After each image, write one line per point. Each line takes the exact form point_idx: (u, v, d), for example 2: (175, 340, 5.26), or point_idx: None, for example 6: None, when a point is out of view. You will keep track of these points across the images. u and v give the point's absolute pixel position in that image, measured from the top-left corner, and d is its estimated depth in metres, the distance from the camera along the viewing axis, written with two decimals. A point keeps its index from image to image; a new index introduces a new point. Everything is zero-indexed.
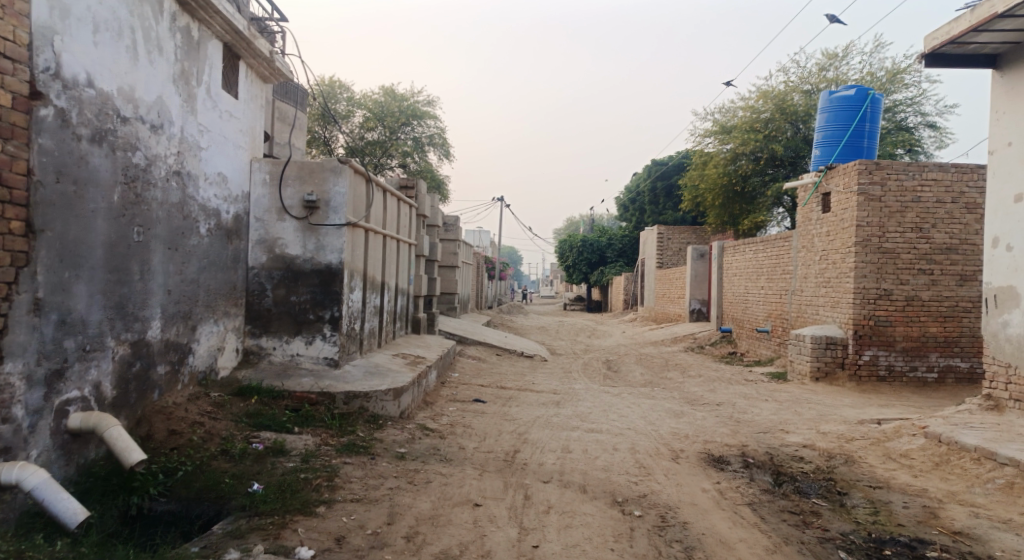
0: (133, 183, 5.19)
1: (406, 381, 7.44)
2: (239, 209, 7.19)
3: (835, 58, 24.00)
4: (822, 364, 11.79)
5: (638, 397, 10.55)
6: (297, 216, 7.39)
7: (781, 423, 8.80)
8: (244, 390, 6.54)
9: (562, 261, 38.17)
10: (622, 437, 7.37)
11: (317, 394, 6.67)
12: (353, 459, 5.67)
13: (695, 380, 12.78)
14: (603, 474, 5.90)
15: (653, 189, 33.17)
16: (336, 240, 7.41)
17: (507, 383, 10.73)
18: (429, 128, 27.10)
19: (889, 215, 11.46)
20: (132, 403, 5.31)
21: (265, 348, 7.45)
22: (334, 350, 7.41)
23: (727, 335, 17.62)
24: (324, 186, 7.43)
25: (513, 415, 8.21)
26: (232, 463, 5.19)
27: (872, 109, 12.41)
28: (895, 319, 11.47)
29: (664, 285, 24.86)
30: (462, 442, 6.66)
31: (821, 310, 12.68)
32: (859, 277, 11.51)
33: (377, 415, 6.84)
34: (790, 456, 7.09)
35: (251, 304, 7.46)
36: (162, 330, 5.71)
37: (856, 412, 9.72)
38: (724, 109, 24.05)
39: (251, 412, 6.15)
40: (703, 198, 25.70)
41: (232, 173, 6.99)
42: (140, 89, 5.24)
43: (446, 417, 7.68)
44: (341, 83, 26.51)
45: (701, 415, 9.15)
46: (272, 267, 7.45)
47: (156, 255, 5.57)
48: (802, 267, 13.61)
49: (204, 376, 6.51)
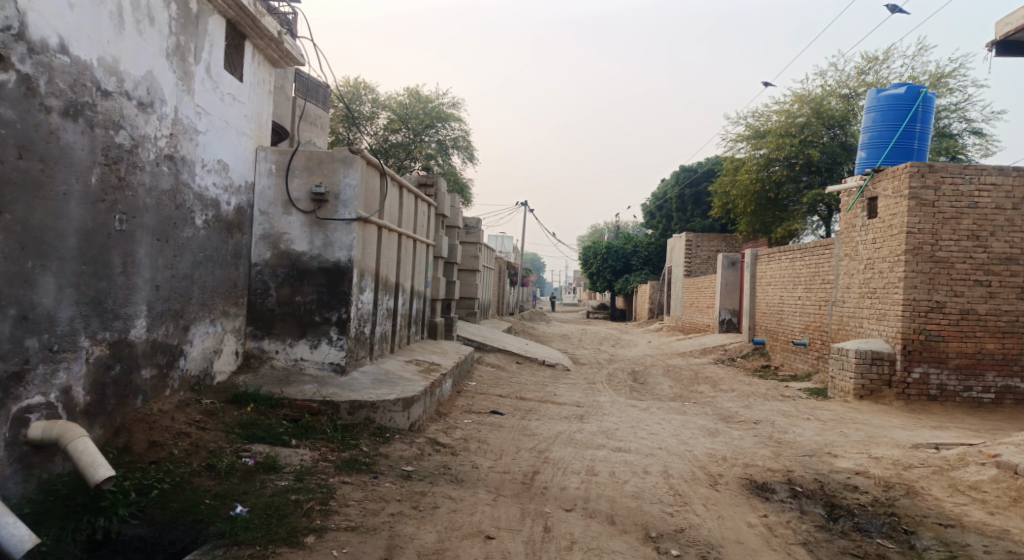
0: (116, 165, 4.66)
1: (417, 390, 6.85)
2: (242, 201, 6.65)
3: (875, 61, 23.11)
4: (866, 380, 10.94)
5: (668, 411, 9.84)
6: (304, 209, 6.85)
7: (826, 445, 8.05)
8: (239, 397, 5.97)
9: (586, 268, 37.42)
10: (653, 459, 6.68)
11: (319, 403, 6.10)
12: (353, 479, 5.06)
13: (728, 395, 12.00)
14: (634, 502, 5.22)
15: (681, 196, 32.38)
16: (345, 236, 6.86)
17: (527, 394, 10.09)
18: (453, 131, 26.60)
19: (943, 222, 10.62)
20: (111, 410, 4.76)
21: (267, 352, 6.89)
22: (340, 355, 6.84)
23: (759, 347, 16.80)
24: (333, 177, 6.88)
25: (532, 429, 7.56)
26: (216, 481, 4.62)
27: (924, 108, 11.58)
28: (948, 334, 10.62)
29: (692, 294, 24.04)
30: (476, 461, 6.02)
31: (865, 323, 11.85)
32: (909, 288, 10.68)
33: (384, 427, 6.25)
34: (842, 484, 6.35)
35: (253, 304, 6.90)
36: (148, 329, 5.17)
37: (907, 435, 8.91)
38: (758, 114, 23.29)
39: (244, 421, 5.58)
40: (733, 205, 24.86)
41: (234, 162, 6.45)
42: (126, 62, 4.73)
43: (459, 431, 7.05)
44: (366, 85, 26.15)
45: (738, 434, 8.42)
46: (276, 264, 6.90)
47: (142, 247, 5.03)
48: (844, 276, 12.79)
49: (197, 381, 5.96)
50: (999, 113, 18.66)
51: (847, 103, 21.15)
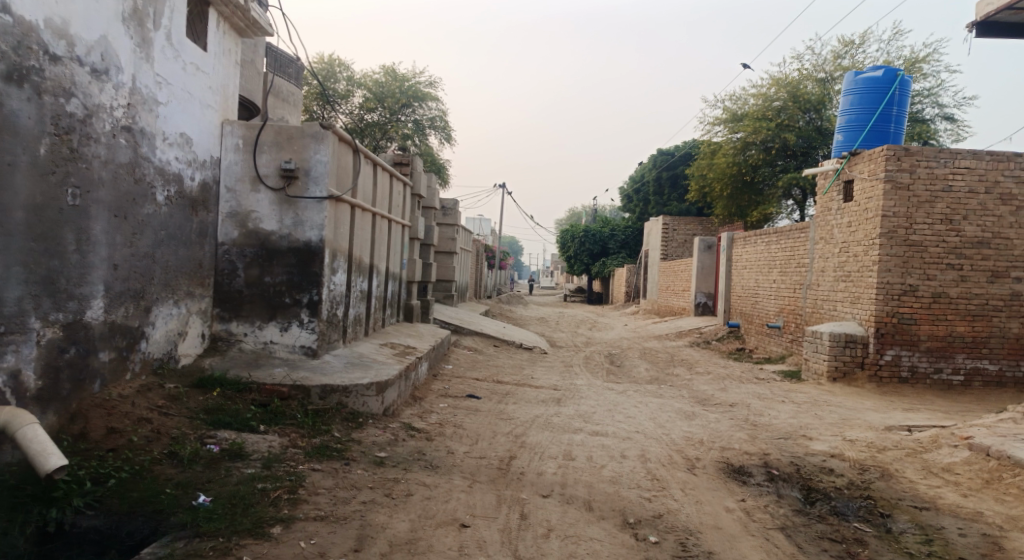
0: (67, 135, 4.54)
1: (391, 374, 6.69)
2: (207, 177, 6.41)
3: (851, 46, 23.17)
4: (840, 363, 11.00)
5: (645, 395, 9.79)
6: (273, 186, 6.63)
7: (802, 428, 8.05)
8: (205, 381, 5.77)
9: (563, 251, 37.32)
10: (631, 443, 6.61)
11: (289, 387, 5.91)
12: (323, 465, 4.91)
13: (704, 378, 12.01)
14: (611, 487, 5.14)
15: (658, 179, 32.36)
16: (316, 215, 6.64)
17: (504, 377, 9.97)
18: (430, 110, 26.22)
19: (917, 205, 10.66)
20: (65, 395, 4.58)
21: (235, 334, 6.67)
22: (311, 338, 6.65)
23: (734, 330, 16.86)
24: (304, 153, 6.66)
25: (509, 413, 7.45)
26: (179, 469, 4.45)
27: (901, 92, 11.59)
28: (920, 317, 10.70)
29: (668, 277, 24.08)
30: (452, 446, 5.89)
31: (840, 306, 11.91)
32: (883, 271, 10.73)
33: (356, 412, 6.09)
34: (818, 467, 6.33)
35: (220, 285, 6.67)
36: (105, 311, 4.96)
37: (881, 417, 8.97)
38: (735, 97, 23.26)
39: (210, 407, 5.39)
40: (710, 188, 24.89)
41: (199, 136, 6.20)
42: (77, 27, 4.58)
43: (435, 415, 6.91)
44: (341, 62, 25.64)
45: (715, 417, 8.40)
46: (244, 244, 6.68)
47: (98, 224, 4.84)
48: (820, 260, 12.83)
49: (160, 364, 5.74)
50: (970, 98, 18.80)
51: (823, 87, 21.19)
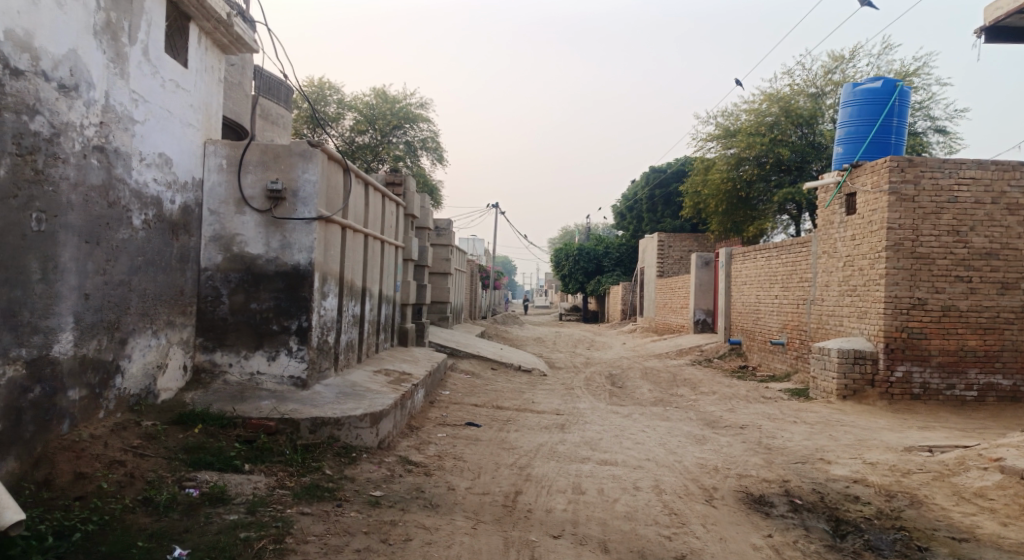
0: (32, 155, 4.21)
1: (386, 403, 6.30)
2: (189, 200, 6.05)
3: (842, 60, 23.13)
4: (849, 380, 10.63)
5: (650, 418, 9.40)
6: (259, 208, 6.28)
7: (817, 450, 7.68)
8: (186, 417, 5.36)
9: (558, 270, 36.99)
10: (642, 472, 6.22)
11: (277, 420, 5.51)
12: (313, 508, 4.51)
13: (710, 398, 11.62)
14: (626, 524, 4.76)
15: (651, 197, 32.16)
16: (305, 237, 6.29)
17: (503, 402, 9.58)
18: (422, 132, 26.02)
19: (923, 217, 10.38)
20: (28, 437, 4.22)
21: (219, 365, 6.28)
22: (301, 367, 6.26)
23: (736, 348, 16.52)
24: (291, 173, 6.32)
25: (511, 442, 7.05)
26: (153, 518, 4.06)
27: (901, 103, 11.35)
28: (930, 331, 10.38)
29: (665, 295, 23.75)
30: (452, 481, 5.49)
31: (846, 321, 11.58)
32: (890, 285, 10.42)
33: (349, 446, 5.69)
34: (842, 495, 5.95)
35: (204, 312, 6.29)
36: (75, 344, 4.59)
37: (897, 437, 8.60)
38: (727, 113, 23.14)
39: (190, 445, 4.98)
40: (705, 204, 24.68)
41: (180, 156, 5.85)
42: (43, 39, 4.24)
43: (433, 447, 6.51)
44: (331, 85, 25.47)
45: (726, 441, 8.02)
46: (229, 269, 6.31)
47: (67, 250, 4.49)
48: (823, 274, 12.53)
49: (137, 400, 5.35)
50: (963, 110, 18.70)
51: (815, 101, 21.09)
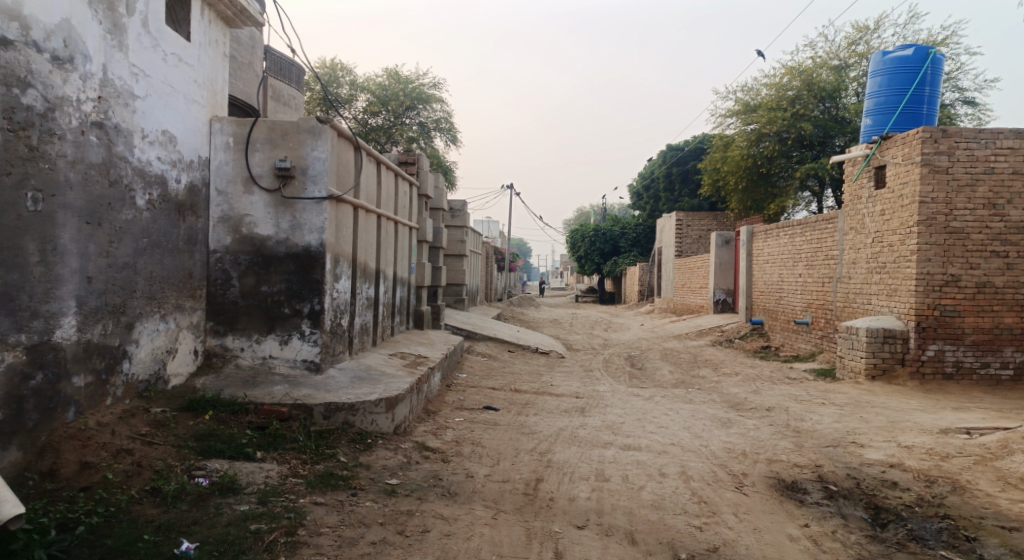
0: (25, 131, 4.01)
1: (402, 388, 6.10)
2: (195, 179, 5.83)
3: (866, 31, 22.46)
4: (878, 360, 10.30)
5: (673, 400, 9.14)
6: (267, 187, 6.06)
7: (849, 433, 7.40)
8: (196, 404, 5.17)
9: (574, 251, 36.63)
10: (668, 457, 5.98)
11: (290, 406, 5.31)
12: (327, 498, 4.32)
13: (733, 379, 11.33)
14: (654, 514, 4.54)
15: (668, 175, 31.67)
16: (315, 217, 6.07)
17: (522, 385, 9.37)
18: (436, 112, 25.72)
19: (957, 190, 9.97)
20: (31, 427, 4.05)
21: (231, 350, 6.10)
22: (314, 351, 6.08)
23: (757, 327, 16.19)
24: (300, 150, 6.09)
25: (531, 427, 6.83)
26: (161, 509, 3.88)
27: (933, 71, 10.87)
28: (964, 309, 10.01)
29: (684, 275, 23.38)
30: (470, 468, 5.28)
31: (874, 300, 11.22)
32: (922, 261, 10.04)
33: (365, 432, 5.50)
34: (879, 481, 5.69)
35: (213, 296, 6.10)
36: (78, 329, 4.41)
37: (931, 418, 8.28)
38: (747, 88, 22.59)
39: (201, 432, 4.79)
40: (724, 182, 24.20)
41: (185, 134, 5.64)
42: (32, 7, 4.03)
43: (451, 432, 6.31)
44: (344, 66, 25.22)
45: (753, 424, 7.76)
46: (238, 250, 6.11)
47: (67, 231, 4.30)
48: (850, 251, 12.15)
49: (146, 386, 5.16)
50: (992, 81, 18.14)
51: (839, 74, 20.53)
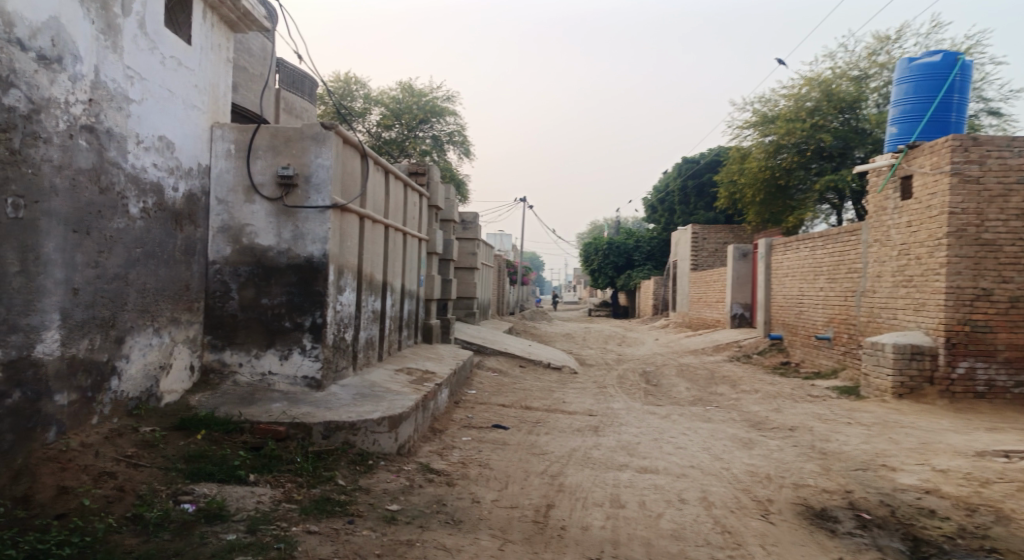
0: (7, 134, 3.80)
1: (406, 406, 5.80)
2: (193, 187, 5.59)
3: (886, 42, 22.09)
4: (905, 377, 9.88)
5: (691, 418, 8.78)
6: (269, 196, 5.83)
7: (879, 456, 7.03)
8: (189, 422, 4.89)
9: (587, 265, 36.27)
10: (688, 481, 5.64)
11: (287, 425, 5.04)
12: (322, 526, 4.02)
13: (753, 396, 10.94)
14: (674, 546, 4.21)
15: (683, 188, 31.31)
16: (318, 226, 5.82)
17: (533, 401, 9.04)
18: (449, 125, 25.58)
19: (988, 201, 9.58)
20: (7, 449, 3.79)
21: (229, 365, 5.83)
22: (315, 367, 5.80)
23: (776, 343, 15.76)
24: (303, 158, 5.86)
25: (542, 447, 6.51)
26: (142, 539, 3.60)
27: (963, 77, 10.50)
28: (996, 324, 9.58)
29: (700, 289, 22.97)
30: (477, 492, 4.97)
31: (900, 314, 10.81)
32: (951, 274, 9.64)
33: (366, 453, 5.21)
34: (916, 509, 5.32)
35: (212, 309, 5.84)
36: (62, 344, 4.17)
37: (965, 440, 7.87)
38: (764, 99, 22.25)
39: (192, 453, 4.50)
40: (740, 194, 23.82)
41: (183, 140, 5.41)
42: (17, 4, 3.83)
43: (458, 452, 6.00)
44: (357, 79, 25.20)
45: (776, 444, 7.39)
46: (237, 261, 5.86)
47: (51, 240, 4.08)
48: (875, 264, 11.75)
49: (138, 404, 4.88)
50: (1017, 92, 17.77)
51: (858, 85, 20.13)
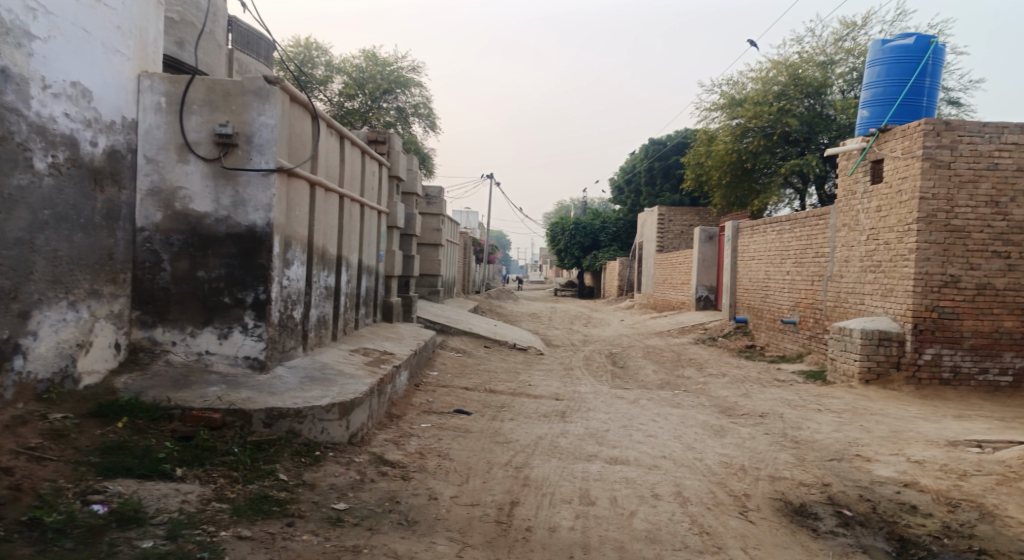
0: None
1: (360, 391, 5.31)
2: (117, 143, 4.99)
3: (853, 26, 21.98)
4: (873, 363, 9.71)
5: (659, 404, 8.46)
6: (206, 156, 5.25)
7: (852, 445, 6.80)
8: (107, 408, 4.34)
9: (553, 245, 35.92)
10: (660, 474, 5.27)
11: (223, 412, 4.51)
12: (255, 530, 3.54)
13: (720, 380, 10.70)
14: (649, 550, 3.85)
15: (650, 170, 31.05)
16: (261, 192, 5.28)
17: (496, 384, 8.62)
18: (414, 97, 24.79)
19: (959, 186, 9.40)
20: None
21: (160, 344, 5.26)
22: (258, 347, 5.28)
23: (741, 326, 15.61)
24: (244, 115, 5.29)
25: (506, 435, 6.10)
26: (36, 548, 3.08)
27: (935, 61, 10.29)
28: (963, 311, 9.45)
29: (665, 270, 22.79)
30: (434, 488, 4.53)
31: (868, 299, 10.65)
32: (921, 260, 9.46)
33: (312, 443, 4.72)
34: (897, 504, 5.06)
35: (141, 281, 5.25)
36: None
37: (935, 428, 7.71)
38: (732, 81, 22.00)
39: (108, 444, 3.97)
40: (707, 177, 23.61)
41: (103, 90, 4.82)
42: None
43: (415, 441, 5.55)
44: (318, 46, 24.23)
45: (747, 433, 7.11)
46: (170, 229, 5.27)
47: None
48: (843, 249, 11.57)
49: (49, 387, 4.30)
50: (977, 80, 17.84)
51: (825, 69, 20.00)
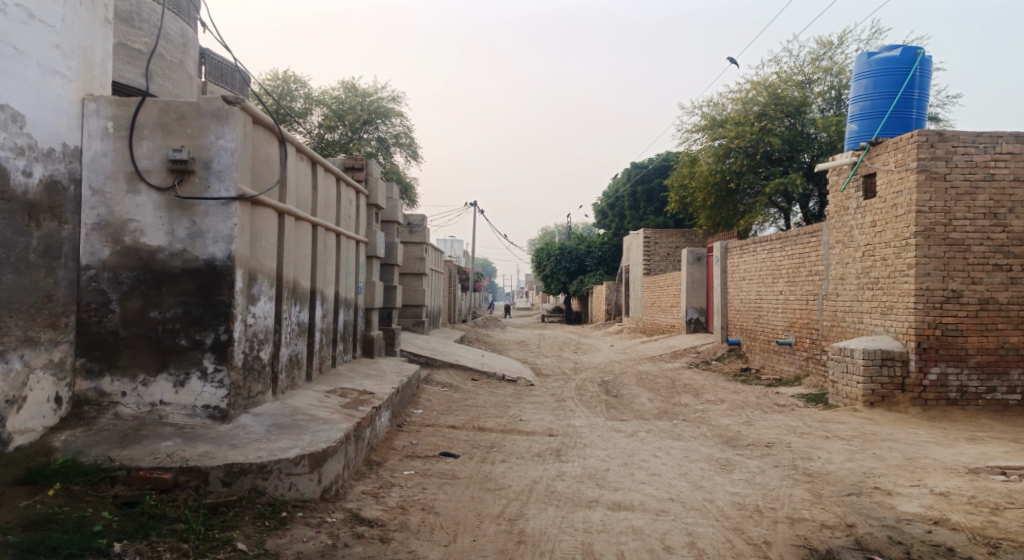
0: None
1: (333, 439, 4.77)
2: (56, 173, 4.51)
3: (830, 46, 22.02)
4: (876, 385, 9.27)
5: (659, 436, 7.98)
6: (159, 185, 4.77)
7: (869, 476, 6.33)
8: (38, 474, 3.82)
9: (538, 270, 35.51)
10: (669, 521, 4.77)
11: (175, 472, 3.98)
12: None
13: (720, 408, 10.21)
14: None
15: (632, 194, 30.78)
16: (221, 222, 4.79)
17: (486, 421, 8.09)
18: (395, 127, 24.49)
19: (956, 198, 9.08)
20: None
21: (109, 395, 4.72)
22: (219, 394, 4.75)
23: (735, 349, 15.19)
24: (200, 138, 4.81)
25: (497, 480, 5.57)
26: None
27: (922, 72, 10.04)
28: (967, 328, 9.07)
29: (653, 293, 22.41)
30: (417, 550, 3.99)
31: (867, 318, 10.26)
32: (920, 276, 9.09)
33: (278, 502, 4.17)
34: (930, 546, 4.59)
35: (86, 326, 4.72)
36: None
37: (952, 453, 7.27)
38: (713, 103, 21.87)
39: (34, 518, 3.47)
40: (691, 198, 23.40)
41: (40, 113, 4.36)
42: None
43: (396, 493, 5.00)
44: (297, 78, 23.92)
45: (756, 466, 6.63)
46: (119, 266, 4.76)
47: None
48: (837, 266, 11.20)
49: None
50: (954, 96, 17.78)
51: (804, 89, 19.93)
